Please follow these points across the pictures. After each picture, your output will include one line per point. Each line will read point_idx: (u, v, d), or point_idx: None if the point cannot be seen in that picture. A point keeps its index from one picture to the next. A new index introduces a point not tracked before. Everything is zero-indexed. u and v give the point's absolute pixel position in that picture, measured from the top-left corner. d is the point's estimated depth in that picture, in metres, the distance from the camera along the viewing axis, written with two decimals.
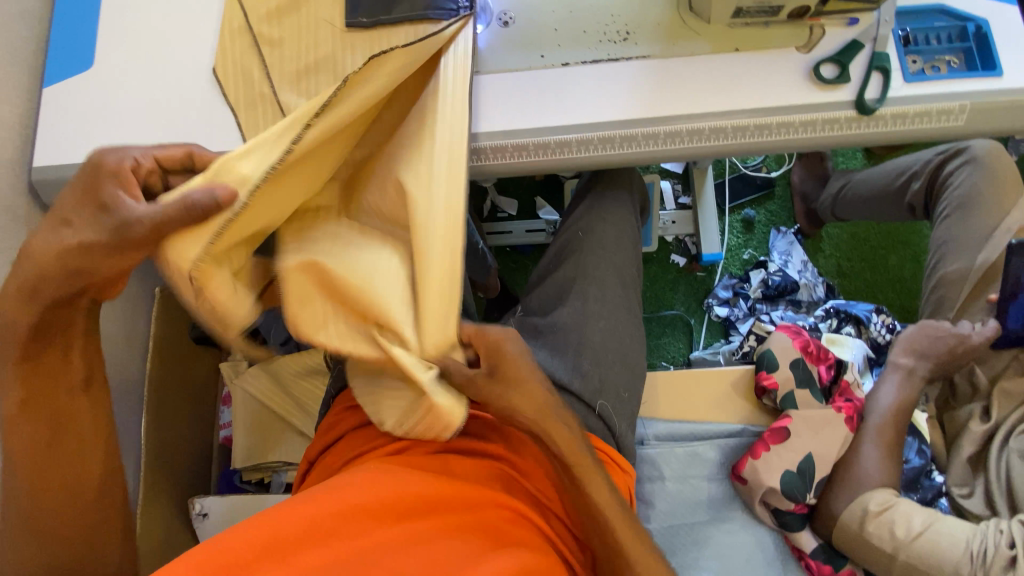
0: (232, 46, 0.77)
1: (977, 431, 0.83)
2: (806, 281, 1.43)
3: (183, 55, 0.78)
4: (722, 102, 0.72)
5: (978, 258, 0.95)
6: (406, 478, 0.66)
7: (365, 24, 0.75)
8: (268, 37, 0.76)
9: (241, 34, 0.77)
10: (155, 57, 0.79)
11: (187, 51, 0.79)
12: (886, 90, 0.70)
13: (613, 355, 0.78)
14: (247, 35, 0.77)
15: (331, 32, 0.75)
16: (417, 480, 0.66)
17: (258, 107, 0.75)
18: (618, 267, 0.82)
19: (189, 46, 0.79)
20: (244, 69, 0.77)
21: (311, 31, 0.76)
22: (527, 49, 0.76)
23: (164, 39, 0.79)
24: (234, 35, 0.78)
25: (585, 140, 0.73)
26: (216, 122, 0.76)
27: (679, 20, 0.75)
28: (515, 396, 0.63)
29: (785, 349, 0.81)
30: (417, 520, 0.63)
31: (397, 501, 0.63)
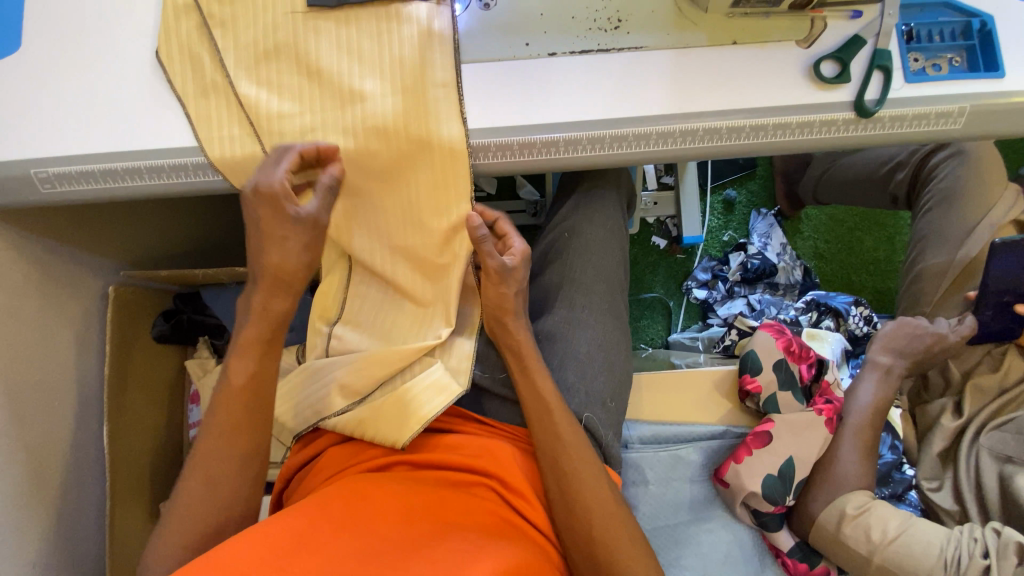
0: (180, 26, 0.69)
1: (949, 426, 0.87)
2: (785, 264, 1.43)
3: (125, 39, 0.70)
4: (719, 101, 0.68)
5: (959, 253, 0.95)
6: (392, 496, 0.65)
7: (329, 3, 0.68)
8: (220, 18, 0.69)
9: (188, 12, 0.69)
10: (91, 38, 0.70)
11: (128, 34, 0.70)
12: (887, 91, 0.67)
13: (599, 365, 0.75)
14: (197, 14, 0.69)
15: (292, 12, 0.68)
16: (404, 497, 0.65)
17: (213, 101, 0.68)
18: (606, 272, 0.79)
19: (131, 27, 0.70)
20: (196, 54, 0.69)
21: (272, 13, 0.69)
22: (509, 36, 0.70)
23: (103, 18, 0.71)
24: (180, 13, 0.69)
25: (574, 140, 0.68)
26: (163, 115, 0.69)
27: (675, 8, 0.70)
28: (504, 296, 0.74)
29: (768, 349, 0.81)
30: (414, 526, 0.61)
31: (390, 514, 0.62)
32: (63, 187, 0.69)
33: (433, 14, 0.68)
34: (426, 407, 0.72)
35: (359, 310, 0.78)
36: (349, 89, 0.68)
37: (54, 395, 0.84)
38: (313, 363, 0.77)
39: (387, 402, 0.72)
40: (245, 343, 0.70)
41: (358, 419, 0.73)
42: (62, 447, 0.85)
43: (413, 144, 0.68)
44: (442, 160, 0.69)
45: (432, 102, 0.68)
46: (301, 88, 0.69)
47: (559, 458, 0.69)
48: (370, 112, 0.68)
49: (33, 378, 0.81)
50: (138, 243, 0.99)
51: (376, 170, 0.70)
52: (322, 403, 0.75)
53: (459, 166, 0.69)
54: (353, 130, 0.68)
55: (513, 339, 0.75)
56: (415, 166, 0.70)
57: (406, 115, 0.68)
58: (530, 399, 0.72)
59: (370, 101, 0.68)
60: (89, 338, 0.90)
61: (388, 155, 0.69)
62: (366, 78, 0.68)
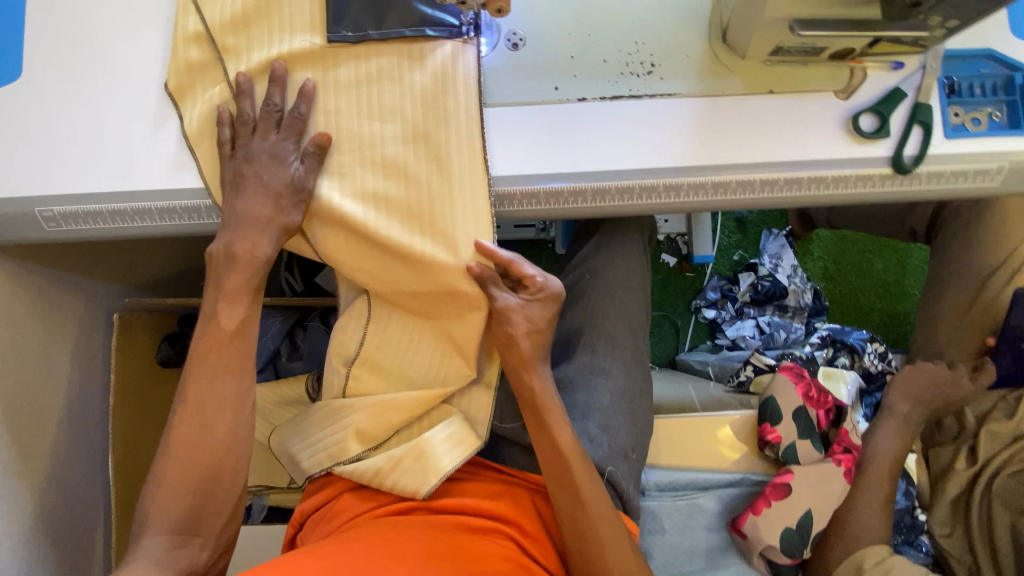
0: (191, 58, 0.66)
1: (964, 473, 0.87)
2: (795, 286, 1.41)
3: (133, 69, 0.67)
4: (755, 153, 0.65)
5: (977, 294, 0.93)
6: (407, 540, 0.63)
7: (350, 39, 0.65)
8: (235, 52, 0.66)
9: (199, 43, 0.66)
10: (97, 67, 0.67)
11: (135, 64, 0.67)
12: (927, 147, 0.65)
13: (621, 415, 0.74)
14: (209, 46, 0.66)
15: (310, 46, 0.65)
16: (420, 541, 0.63)
17: (225, 146, 0.65)
18: (629, 316, 0.77)
19: (139, 57, 0.67)
20: (208, 89, 0.66)
21: (288, 48, 0.65)
22: (538, 79, 0.67)
23: (109, 45, 0.67)
24: (191, 43, 0.66)
25: (603, 190, 0.66)
26: (175, 152, 0.66)
27: (710, 54, 0.68)
28: (519, 335, 0.67)
29: (788, 395, 0.80)
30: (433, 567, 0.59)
31: (407, 555, 0.60)
32: (69, 226, 0.66)
33: (456, 54, 0.65)
34: (446, 458, 0.69)
35: (376, 354, 0.74)
36: (366, 133, 0.65)
37: (60, 428, 0.83)
38: (330, 404, 0.75)
39: (406, 454, 0.69)
40: (229, 292, 0.66)
41: (376, 469, 0.70)
42: (68, 481, 0.84)
43: (434, 190, 0.65)
44: (465, 210, 0.65)
45: (452, 149, 0.65)
46: (319, 128, 0.66)
47: (578, 510, 0.66)
48: (390, 157, 0.65)
49: (38, 413, 0.79)
50: (141, 264, 0.96)
51: (392, 213, 0.67)
52: (336, 447, 0.73)
53: (478, 213, 0.65)
54: (370, 177, 0.66)
55: (524, 394, 0.69)
56: (436, 215, 0.66)
57: (425, 163, 0.65)
58: (544, 444, 0.68)
59: (389, 146, 0.65)
60: (93, 367, 0.88)
61: (405, 202, 0.66)
62: (386, 121, 0.65)
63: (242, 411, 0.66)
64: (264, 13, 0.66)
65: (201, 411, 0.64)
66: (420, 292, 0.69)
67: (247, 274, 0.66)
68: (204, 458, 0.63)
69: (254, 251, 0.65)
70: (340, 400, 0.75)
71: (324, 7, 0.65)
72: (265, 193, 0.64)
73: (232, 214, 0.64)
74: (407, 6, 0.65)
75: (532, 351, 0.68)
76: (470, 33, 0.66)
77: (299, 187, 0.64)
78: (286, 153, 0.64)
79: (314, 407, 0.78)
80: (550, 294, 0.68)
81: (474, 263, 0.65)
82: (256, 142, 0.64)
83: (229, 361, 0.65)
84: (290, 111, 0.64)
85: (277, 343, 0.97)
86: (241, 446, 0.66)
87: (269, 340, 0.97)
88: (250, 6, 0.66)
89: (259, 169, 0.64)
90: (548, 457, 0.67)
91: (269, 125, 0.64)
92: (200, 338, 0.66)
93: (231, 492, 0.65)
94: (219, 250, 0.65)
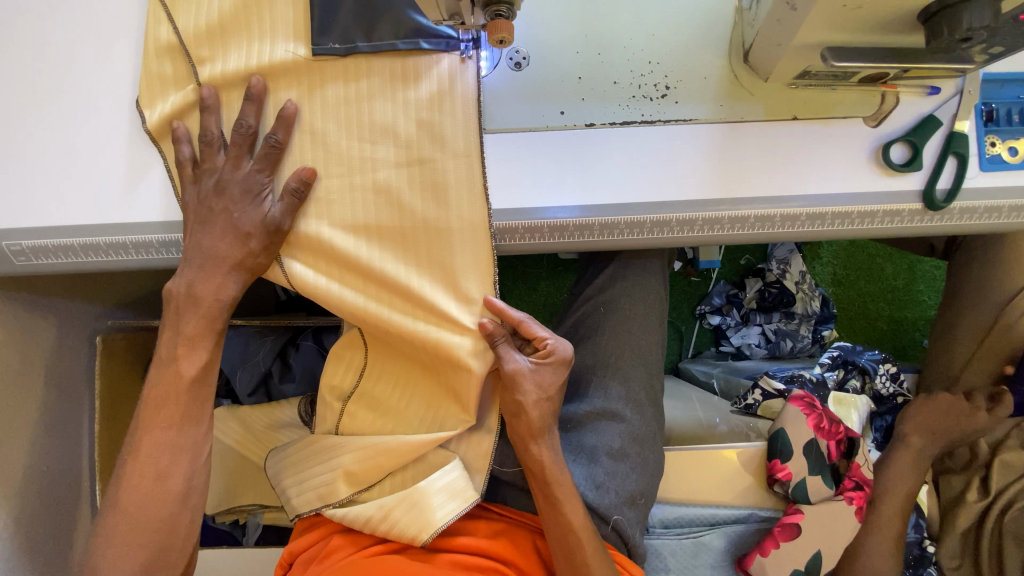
0: (164, 72, 0.61)
1: (975, 506, 0.85)
2: (804, 293, 1.34)
3: (101, 82, 0.62)
4: (775, 186, 0.61)
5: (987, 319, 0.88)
6: None
7: (337, 51, 0.59)
8: (210, 62, 0.60)
9: (172, 55, 0.61)
10: (61, 80, 0.62)
11: (105, 78, 0.62)
12: (961, 181, 0.60)
13: (632, 462, 0.69)
14: (183, 59, 0.61)
15: (293, 59, 0.59)
16: None
17: (204, 173, 0.60)
18: (644, 354, 0.73)
19: (110, 71, 0.62)
20: (178, 102, 0.61)
21: (268, 60, 0.60)
22: (544, 103, 0.62)
23: (74, 57, 0.62)
24: (164, 57, 0.61)
25: (611, 224, 0.61)
26: (145, 171, 0.61)
27: (731, 76, 0.63)
28: (526, 401, 0.64)
29: (799, 428, 0.77)
30: None
31: None
32: (39, 260, 0.62)
33: (454, 73, 0.60)
34: (439, 510, 0.65)
35: (371, 384, 0.71)
36: (359, 155, 0.61)
37: (42, 454, 0.79)
38: (323, 440, 0.72)
39: (397, 504, 0.66)
40: (190, 336, 0.63)
41: (367, 516, 0.67)
42: (51, 509, 0.81)
43: (432, 222, 0.61)
44: (465, 237, 0.61)
45: (451, 180, 0.60)
46: (307, 151, 0.61)
47: (574, 562, 0.63)
48: (382, 183, 0.61)
49: (15, 441, 0.75)
50: (124, 280, 0.92)
51: (388, 246, 0.62)
52: (325, 488, 0.70)
53: (478, 249, 0.61)
54: (363, 208, 0.61)
55: (534, 469, 0.65)
56: (436, 247, 0.62)
57: (423, 190, 0.61)
58: (541, 495, 0.65)
59: (382, 171, 0.61)
60: (77, 388, 0.85)
61: (400, 227, 0.61)
62: (379, 142, 0.61)
63: (198, 459, 0.64)
64: (242, 23, 0.60)
65: (159, 458, 0.62)
66: (415, 327, 0.63)
67: (209, 316, 0.63)
68: (160, 506, 0.61)
69: (218, 293, 0.62)
70: (333, 434, 0.72)
71: (309, 17, 0.60)
72: (233, 233, 0.60)
73: (192, 249, 0.60)
74: (399, 14, 0.58)
75: (541, 421, 0.65)
76: (469, 51, 0.60)
77: (272, 228, 0.60)
78: (258, 189, 0.60)
79: (304, 439, 0.75)
80: (563, 360, 0.65)
81: (486, 319, 0.62)
82: (228, 171, 0.59)
83: (200, 407, 0.64)
84: (267, 138, 0.59)
85: (269, 364, 0.92)
86: (197, 491, 0.64)
87: (259, 360, 0.92)
88: (226, 13, 0.60)
89: (229, 206, 0.59)
90: (548, 503, 0.64)
91: (243, 150, 0.59)
92: (159, 379, 0.63)
93: (188, 539, 0.64)
94: (179, 289, 0.62)
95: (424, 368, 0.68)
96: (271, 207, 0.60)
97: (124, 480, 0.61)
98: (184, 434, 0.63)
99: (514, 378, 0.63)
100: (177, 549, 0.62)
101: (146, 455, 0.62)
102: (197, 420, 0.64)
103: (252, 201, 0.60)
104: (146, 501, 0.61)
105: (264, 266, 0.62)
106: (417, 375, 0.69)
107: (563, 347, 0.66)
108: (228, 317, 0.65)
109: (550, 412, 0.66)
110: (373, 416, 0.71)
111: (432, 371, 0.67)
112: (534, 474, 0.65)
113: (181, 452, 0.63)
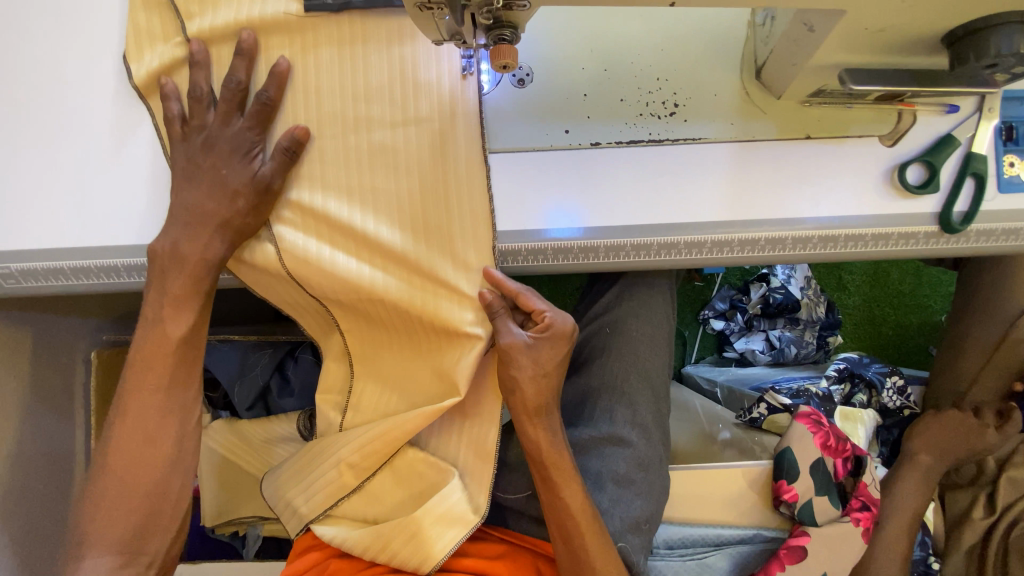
0: (150, 24, 0.59)
1: (981, 523, 0.84)
2: (809, 299, 1.32)
3: (91, 38, 0.60)
4: (786, 209, 0.59)
5: (992, 333, 0.85)
6: None
7: (331, 7, 0.57)
8: (198, 15, 0.58)
9: (159, 7, 0.58)
10: (50, 38, 0.60)
11: (94, 32, 0.60)
12: (979, 203, 0.58)
13: (639, 487, 0.68)
14: (170, 12, 0.58)
15: (285, 15, 0.56)
16: None
17: (192, 130, 0.57)
18: (649, 376, 0.71)
19: (99, 30, 0.60)
20: (165, 57, 0.58)
21: (259, 13, 0.57)
22: (548, 121, 0.60)
23: (64, 14, 0.61)
24: (152, 11, 0.59)
25: (616, 246, 0.60)
26: (133, 129, 0.60)
27: (742, 94, 0.61)
28: (522, 376, 0.61)
29: (805, 448, 0.76)
30: None
31: None
32: (30, 283, 0.61)
33: (453, 92, 0.58)
34: (439, 544, 0.64)
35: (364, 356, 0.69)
36: (354, 117, 0.58)
37: (33, 427, 0.78)
38: (322, 440, 0.71)
39: (395, 533, 0.64)
40: (176, 297, 0.60)
41: (366, 545, 0.66)
42: (44, 477, 0.79)
43: (428, 181, 0.59)
44: (462, 196, 0.59)
45: (450, 137, 0.59)
46: (300, 110, 0.58)
47: (576, 554, 0.62)
48: (378, 145, 0.58)
49: (5, 408, 0.74)
50: (125, 297, 0.91)
51: (382, 209, 0.59)
52: (332, 487, 0.69)
53: (474, 214, 0.59)
54: (357, 174, 0.59)
55: (533, 451, 0.63)
56: (433, 207, 0.59)
57: (421, 153, 0.59)
58: (543, 479, 0.63)
59: (377, 131, 0.58)
60: (71, 360, 0.84)
61: (395, 194, 0.59)
62: (374, 101, 0.58)
63: (189, 419, 0.63)
64: None
65: (146, 421, 0.60)
66: (412, 294, 0.61)
67: (196, 276, 0.59)
68: (151, 472, 0.60)
69: (205, 252, 0.58)
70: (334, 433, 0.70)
71: None
72: (221, 190, 0.57)
73: (179, 208, 0.58)
74: None
75: (539, 399, 0.62)
76: (470, 66, 0.58)
77: (262, 186, 0.57)
78: (250, 148, 0.57)
79: (307, 444, 0.73)
80: (563, 330, 0.61)
81: (485, 289, 0.60)
82: (216, 127, 0.57)
83: (188, 370, 0.62)
84: (257, 95, 0.56)
85: (266, 378, 0.91)
86: (188, 455, 0.63)
87: (255, 377, 0.91)
88: None
89: (219, 162, 0.57)
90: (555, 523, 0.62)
91: (232, 107, 0.57)
92: (146, 339, 0.61)
93: (180, 505, 0.62)
94: (163, 248, 0.58)
95: (415, 345, 0.66)
96: (262, 168, 0.57)
97: (112, 441, 0.60)
98: (171, 398, 0.61)
99: (512, 349, 0.60)
100: (168, 513, 0.61)
101: (133, 419, 0.60)
102: (186, 384, 0.62)
103: (242, 158, 0.57)
104: (134, 469, 0.59)
105: (252, 227, 0.59)
106: (414, 355, 0.67)
107: (563, 319, 0.62)
108: (215, 278, 0.61)
109: (550, 387, 0.63)
110: (368, 386, 0.69)
111: (428, 346, 0.65)
112: (530, 452, 0.63)
113: (171, 412, 0.61)
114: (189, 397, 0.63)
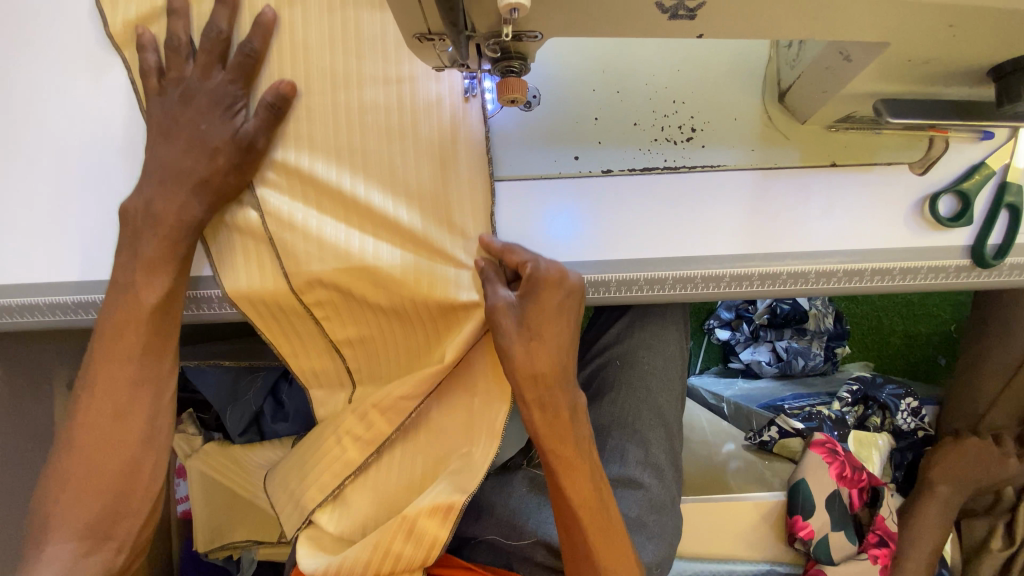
0: None
1: (999, 555, 0.81)
2: (816, 310, 1.29)
3: None
4: (811, 242, 0.55)
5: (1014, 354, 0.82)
6: None
7: None
8: None
9: None
10: None
11: None
12: (1014, 237, 0.55)
13: (650, 531, 0.65)
14: None
15: None
16: None
17: (169, 83, 0.53)
18: (662, 411, 0.69)
19: None
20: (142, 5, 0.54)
21: None
22: (557, 148, 0.56)
23: None
24: None
25: (629, 281, 0.56)
26: (106, 74, 0.56)
27: (764, 118, 0.57)
28: (514, 344, 0.54)
29: (822, 481, 0.73)
30: None
31: None
32: None
33: (456, 114, 0.54)
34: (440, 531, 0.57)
35: (346, 340, 0.61)
36: (343, 74, 0.54)
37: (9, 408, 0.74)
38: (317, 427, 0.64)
39: (393, 530, 0.57)
40: (149, 261, 0.53)
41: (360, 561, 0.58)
42: None
43: (423, 136, 0.54)
44: (462, 153, 0.55)
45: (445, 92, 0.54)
46: (286, 65, 0.53)
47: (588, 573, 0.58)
48: (370, 103, 0.54)
49: None
50: None
51: (372, 171, 0.54)
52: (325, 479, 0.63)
53: (473, 174, 0.55)
54: (345, 133, 0.54)
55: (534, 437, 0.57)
56: (428, 162, 0.54)
57: (416, 113, 0.54)
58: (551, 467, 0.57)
59: (369, 88, 0.54)
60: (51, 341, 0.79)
61: (389, 173, 0.54)
62: (365, 58, 0.54)
63: (162, 395, 0.58)
64: None
65: (116, 394, 0.55)
66: (404, 259, 0.55)
67: (171, 240, 0.53)
68: (122, 447, 0.55)
69: (181, 214, 0.52)
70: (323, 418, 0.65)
71: None
72: (199, 148, 0.52)
73: (154, 166, 0.53)
74: None
75: (548, 368, 0.55)
76: (473, 88, 0.54)
77: (244, 144, 0.52)
78: (232, 103, 0.52)
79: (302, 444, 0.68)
80: (554, 280, 0.52)
81: (482, 259, 0.55)
82: (196, 80, 0.52)
83: (165, 343, 0.57)
84: (240, 46, 0.52)
85: (259, 403, 0.87)
86: (162, 434, 0.58)
87: (249, 401, 0.87)
88: None
89: (197, 118, 0.52)
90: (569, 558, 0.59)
91: (212, 58, 0.52)
92: (114, 305, 0.54)
93: (152, 487, 0.58)
94: (136, 206, 0.53)
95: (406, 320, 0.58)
96: (244, 124, 0.52)
97: (81, 415, 0.55)
98: (145, 368, 0.56)
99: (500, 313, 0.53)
100: (138, 494, 0.57)
101: (103, 391, 0.55)
102: (159, 356, 0.57)
103: (223, 112, 0.52)
104: (103, 447, 0.55)
105: (233, 187, 0.53)
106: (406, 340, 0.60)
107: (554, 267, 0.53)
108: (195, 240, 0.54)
109: (555, 353, 0.55)
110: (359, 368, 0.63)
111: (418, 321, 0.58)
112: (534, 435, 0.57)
113: (143, 384, 0.56)
114: (162, 365, 0.57)
